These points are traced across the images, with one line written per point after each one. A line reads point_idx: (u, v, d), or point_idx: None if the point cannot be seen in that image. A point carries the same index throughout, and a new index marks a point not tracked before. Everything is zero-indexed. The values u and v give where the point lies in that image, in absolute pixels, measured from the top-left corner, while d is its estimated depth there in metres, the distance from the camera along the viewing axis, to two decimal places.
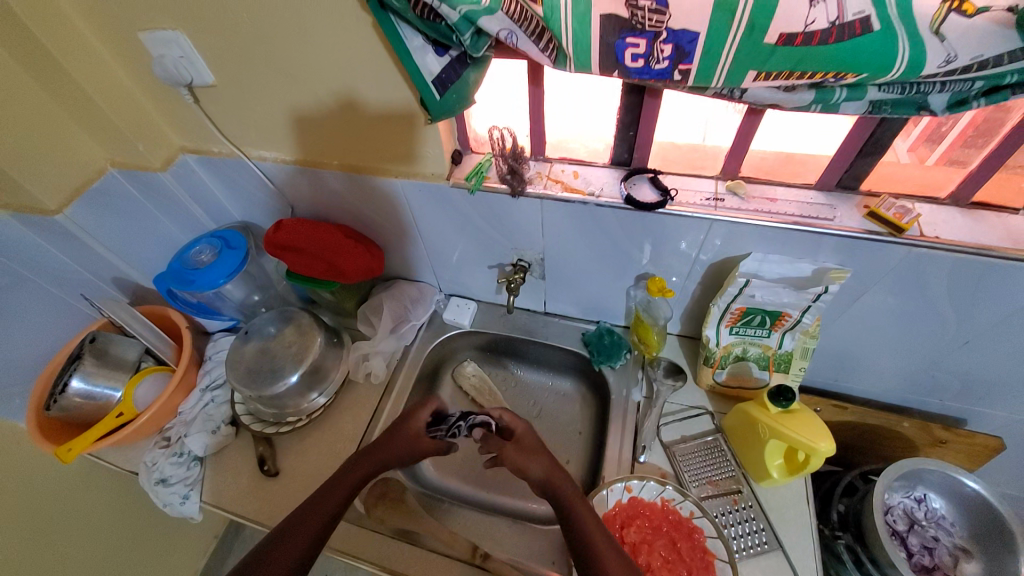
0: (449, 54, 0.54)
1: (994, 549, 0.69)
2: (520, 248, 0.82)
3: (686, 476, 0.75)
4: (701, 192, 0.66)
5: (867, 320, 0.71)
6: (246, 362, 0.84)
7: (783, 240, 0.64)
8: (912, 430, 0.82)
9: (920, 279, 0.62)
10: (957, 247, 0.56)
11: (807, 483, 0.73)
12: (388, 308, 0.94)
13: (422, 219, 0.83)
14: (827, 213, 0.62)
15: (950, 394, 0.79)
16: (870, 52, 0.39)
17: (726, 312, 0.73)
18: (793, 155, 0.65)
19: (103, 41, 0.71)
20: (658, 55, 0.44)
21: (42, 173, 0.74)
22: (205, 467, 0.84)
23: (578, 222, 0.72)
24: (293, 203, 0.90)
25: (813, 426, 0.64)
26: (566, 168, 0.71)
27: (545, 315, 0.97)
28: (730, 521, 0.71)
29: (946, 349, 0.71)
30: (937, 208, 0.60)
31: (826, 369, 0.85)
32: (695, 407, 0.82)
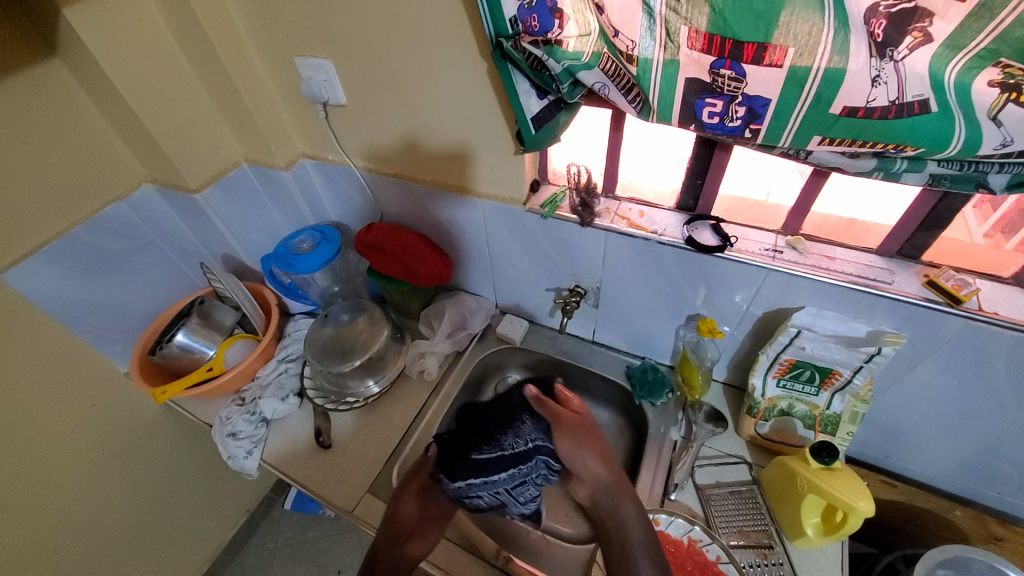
0: (547, 98, 0.62)
1: None
2: (578, 275, 0.88)
3: (717, 520, 0.75)
4: (761, 242, 0.70)
5: (919, 394, 0.70)
6: (321, 341, 0.94)
7: (839, 299, 0.66)
8: (965, 521, 0.79)
9: (977, 357, 0.62)
10: (1017, 327, 0.56)
11: (844, 549, 0.71)
12: (450, 313, 1.03)
13: (495, 240, 0.92)
14: (885, 277, 0.64)
15: (1010, 489, 0.75)
16: (926, 130, 0.44)
17: (774, 362, 0.74)
18: (855, 221, 0.68)
19: (265, 63, 0.89)
20: (732, 115, 0.51)
21: (191, 159, 0.90)
22: (270, 429, 0.94)
23: (638, 256, 0.77)
24: (383, 210, 1.03)
25: (854, 486, 0.63)
26: (633, 208, 0.78)
27: (592, 344, 1.02)
28: (758, 575, 0.69)
29: (1006, 437, 0.68)
30: (999, 286, 0.60)
31: (877, 443, 0.83)
32: (732, 455, 0.83)
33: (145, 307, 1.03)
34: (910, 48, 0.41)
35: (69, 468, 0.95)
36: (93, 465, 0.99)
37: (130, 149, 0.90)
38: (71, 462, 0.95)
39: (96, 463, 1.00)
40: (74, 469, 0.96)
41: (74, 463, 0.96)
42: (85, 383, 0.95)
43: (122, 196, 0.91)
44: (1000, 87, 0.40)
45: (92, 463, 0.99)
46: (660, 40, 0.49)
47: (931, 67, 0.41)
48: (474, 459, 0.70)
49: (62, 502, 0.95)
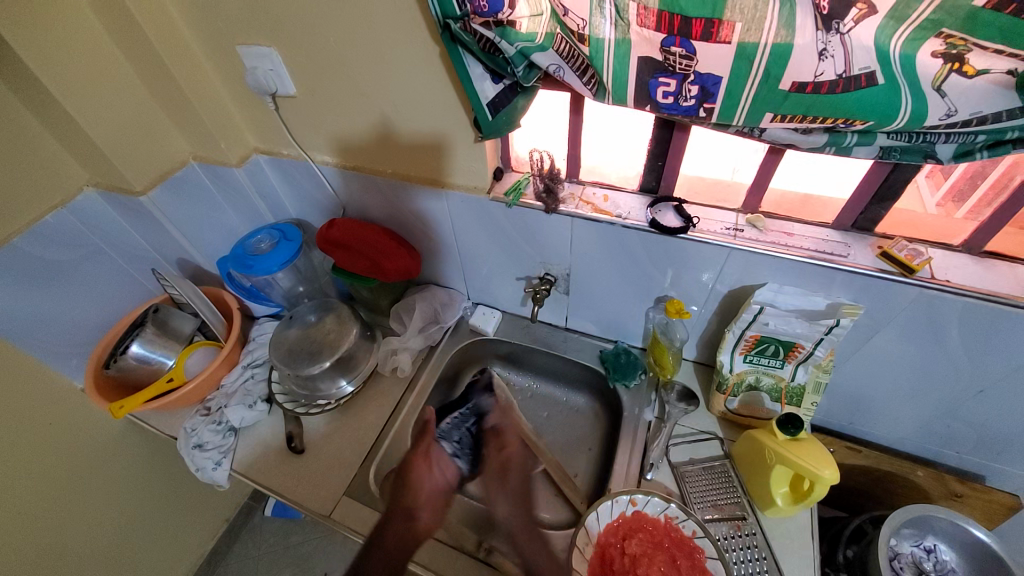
0: (503, 82, 0.61)
1: None
2: (547, 262, 0.87)
3: (691, 496, 0.76)
4: (722, 222, 0.70)
5: (878, 362, 0.73)
6: (288, 344, 0.91)
7: (799, 273, 0.67)
8: (926, 479, 0.83)
9: (931, 323, 0.64)
10: (964, 292, 0.59)
11: (812, 515, 0.73)
12: (419, 308, 1.00)
13: (462, 232, 0.90)
14: (842, 250, 0.65)
15: (966, 447, 0.79)
16: (874, 103, 0.45)
17: (741, 339, 0.75)
18: (811, 197, 0.69)
19: (206, 54, 0.83)
20: (686, 94, 0.51)
21: (135, 160, 0.85)
22: (239, 438, 0.91)
23: (605, 242, 0.77)
24: (345, 204, 0.99)
25: (817, 453, 0.65)
26: (597, 191, 0.77)
27: (565, 331, 1.02)
28: (732, 546, 0.71)
29: (959, 397, 0.72)
30: (950, 255, 0.62)
31: (840, 411, 0.86)
32: (705, 432, 0.84)
33: (98, 319, 0.97)
34: (855, 20, 0.41)
35: (29, 493, 0.90)
36: (54, 489, 0.94)
37: (67, 151, 0.83)
38: (30, 487, 0.90)
39: (57, 487, 0.95)
40: (34, 494, 0.91)
41: (34, 488, 0.91)
42: (38, 403, 0.90)
43: (64, 202, 0.85)
44: (944, 57, 0.41)
45: (52, 487, 0.94)
46: (612, 18, 0.48)
47: (876, 40, 0.41)
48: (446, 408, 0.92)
49: (22, 531, 0.90)
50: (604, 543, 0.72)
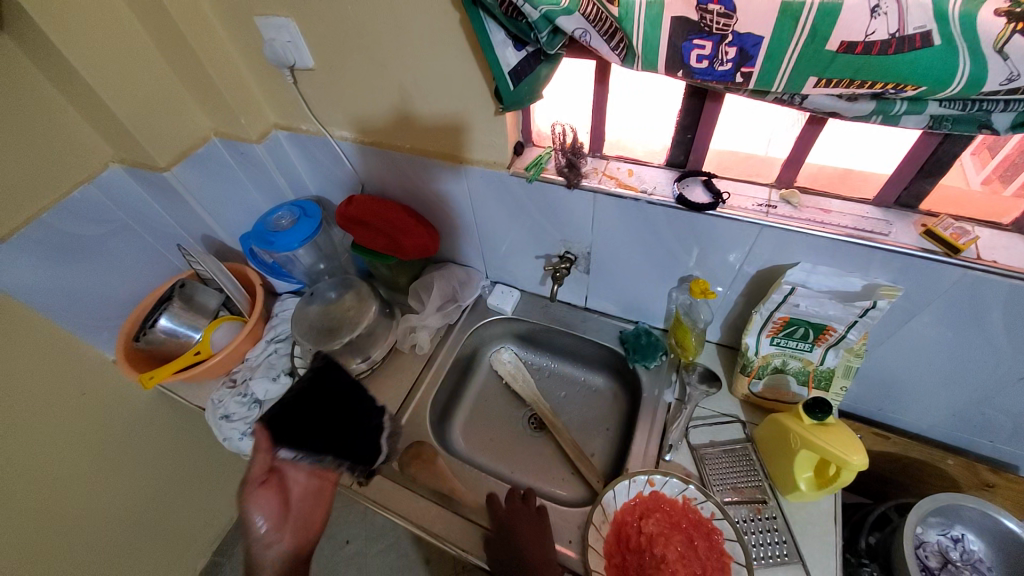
0: (526, 49, 0.58)
1: None
2: (568, 240, 0.85)
3: (711, 478, 0.75)
4: (753, 198, 0.67)
5: (914, 347, 0.70)
6: (309, 320, 0.92)
7: (834, 253, 0.64)
8: (957, 469, 0.80)
9: (974, 307, 0.61)
10: (1014, 274, 0.55)
11: (835, 501, 0.72)
12: (437, 286, 1.00)
13: (481, 209, 0.89)
14: (882, 228, 0.61)
15: (1002, 437, 0.76)
16: (929, 66, 0.41)
17: (768, 321, 0.72)
18: (850, 171, 0.65)
19: (225, 27, 0.82)
20: (722, 57, 0.47)
21: (157, 136, 0.85)
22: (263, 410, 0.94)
23: (628, 219, 0.75)
24: (364, 181, 0.98)
25: (845, 438, 0.63)
26: (622, 166, 0.75)
27: (584, 311, 1.00)
28: (751, 529, 0.70)
29: (999, 385, 0.68)
30: (998, 234, 0.58)
31: (869, 398, 0.83)
32: (727, 415, 0.82)
33: (126, 293, 1.00)
34: None
35: (67, 456, 0.95)
36: (89, 453, 0.99)
37: (91, 127, 0.84)
38: (67, 451, 0.95)
39: (93, 451, 0.99)
40: (71, 457, 0.96)
41: (71, 451, 0.95)
42: (75, 372, 0.94)
43: (90, 177, 0.86)
44: (1007, 16, 0.37)
45: (88, 451, 0.99)
46: None
47: None
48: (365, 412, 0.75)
49: (63, 490, 0.96)
50: (620, 521, 0.73)
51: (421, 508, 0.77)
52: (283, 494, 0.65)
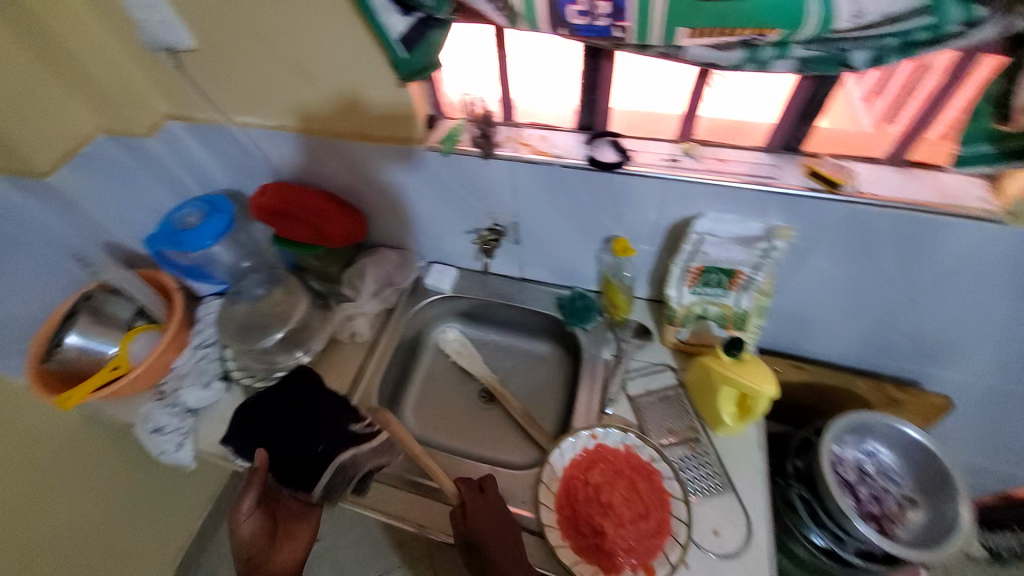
0: (413, 14, 0.57)
1: (938, 497, 0.75)
2: (494, 212, 0.85)
3: (649, 425, 0.79)
4: (659, 153, 0.69)
5: (818, 282, 0.75)
6: (236, 320, 0.89)
7: (737, 200, 0.67)
8: (865, 388, 0.89)
9: (861, 238, 0.66)
10: (887, 203, 0.61)
11: (760, 430, 0.77)
12: (370, 271, 0.95)
13: (401, 188, 0.86)
14: (773, 173, 0.65)
15: (900, 355, 0.84)
16: (785, 9, 0.43)
17: (686, 271, 0.76)
18: (742, 124, 0.68)
19: (90, 10, 0.75)
20: (597, 12, 0.48)
21: (31, 136, 0.77)
22: (199, 419, 0.89)
23: (547, 185, 0.75)
24: (277, 170, 0.93)
25: (760, 371, 0.69)
26: (534, 132, 0.74)
27: (522, 281, 0.99)
28: (687, 466, 0.75)
29: (891, 308, 0.75)
30: (875, 168, 0.63)
31: (783, 333, 0.89)
32: (660, 364, 0.86)
33: None
34: None
35: None
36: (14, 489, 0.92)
37: None
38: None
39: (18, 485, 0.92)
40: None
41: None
42: None
43: None
44: None
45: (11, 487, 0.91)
46: None
47: None
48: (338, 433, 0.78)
49: None
50: (570, 477, 0.74)
51: (425, 511, 0.75)
52: (251, 543, 0.76)
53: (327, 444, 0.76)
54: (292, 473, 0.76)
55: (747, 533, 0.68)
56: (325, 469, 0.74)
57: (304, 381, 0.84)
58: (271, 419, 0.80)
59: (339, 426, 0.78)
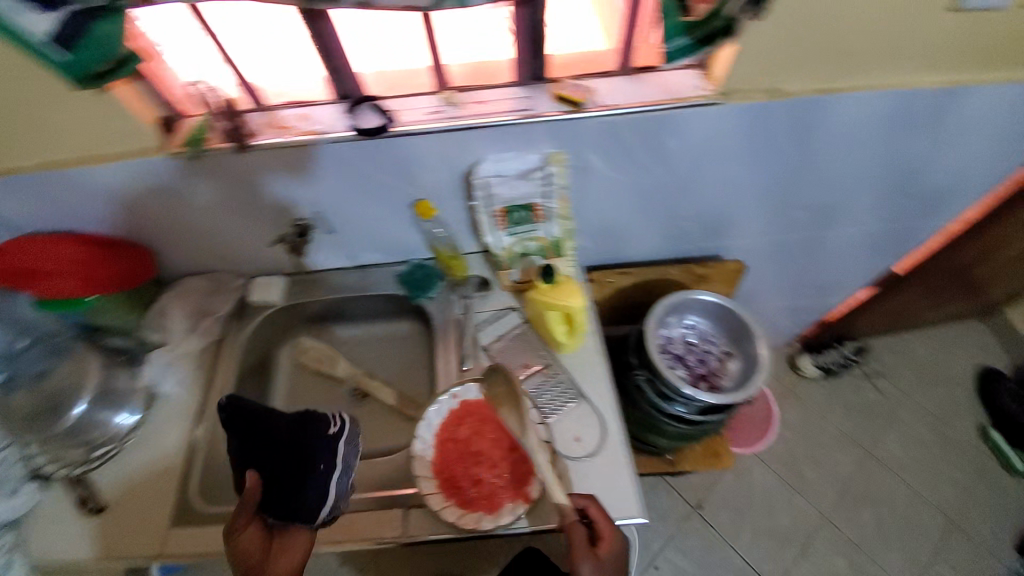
0: (57, 9, 0.49)
1: (744, 343, 0.89)
2: (289, 207, 0.79)
3: (504, 367, 0.81)
4: (421, 107, 0.68)
5: (607, 194, 0.82)
6: (19, 411, 0.75)
7: (507, 137, 0.69)
8: (680, 273, 1.02)
9: (619, 145, 0.73)
10: (625, 110, 0.67)
11: (597, 339, 0.84)
12: (177, 306, 0.87)
13: (179, 206, 0.77)
14: (527, 105, 0.68)
15: (694, 236, 0.98)
16: None
17: (492, 217, 0.79)
18: (485, 63, 0.69)
19: None
20: None
21: None
22: (16, 533, 0.73)
23: (325, 165, 0.72)
24: (11, 224, 0.77)
25: (570, 287, 0.76)
26: (290, 112, 0.69)
27: (360, 269, 0.94)
28: (542, 392, 0.79)
29: (671, 197, 0.86)
30: (610, 81, 0.69)
31: (605, 247, 0.97)
32: (503, 308, 0.87)
33: None
34: None
35: None
36: None
37: None
38: None
39: None
40: None
41: None
42: None
43: None
44: None
45: None
46: None
47: None
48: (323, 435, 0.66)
49: None
50: (440, 443, 0.72)
51: (368, 522, 0.69)
52: (245, 556, 0.61)
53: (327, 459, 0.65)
54: (278, 500, 0.63)
55: (602, 432, 0.75)
56: (323, 487, 0.64)
57: (275, 435, 0.66)
58: (257, 437, 0.66)
59: (317, 434, 0.66)
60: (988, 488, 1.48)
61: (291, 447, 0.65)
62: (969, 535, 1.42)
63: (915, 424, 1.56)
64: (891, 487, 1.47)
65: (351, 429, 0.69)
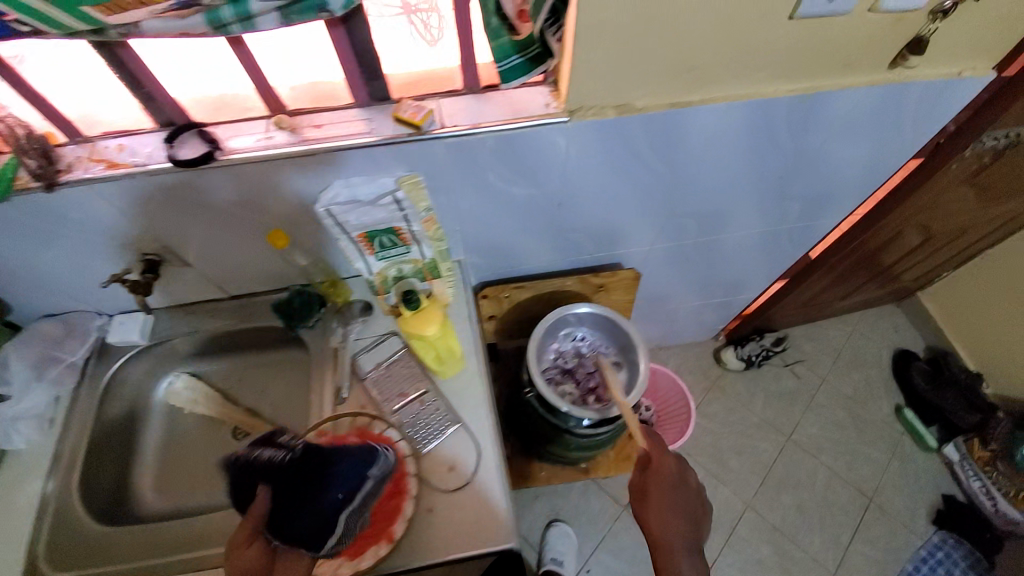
0: None
1: (631, 356, 0.89)
2: (129, 241, 0.74)
3: (380, 398, 0.78)
4: (250, 133, 0.64)
5: (478, 212, 0.81)
6: None
7: (349, 161, 0.66)
8: (577, 284, 1.02)
9: (476, 165, 0.71)
10: (469, 130, 0.64)
11: (479, 361, 0.82)
12: (20, 355, 0.79)
13: (6, 247, 0.71)
14: (364, 127, 0.64)
15: (586, 248, 0.97)
16: None
17: (354, 242, 0.73)
18: (319, 84, 0.64)
19: None
20: None
21: None
22: None
23: (155, 197, 0.67)
24: None
25: (433, 316, 0.72)
26: (110, 142, 0.64)
27: (233, 300, 0.90)
28: (417, 422, 0.76)
29: (550, 212, 0.84)
30: (457, 100, 0.66)
31: (496, 264, 0.95)
32: (384, 334, 0.84)
33: None
34: None
35: None
36: None
37: None
38: None
39: None
40: None
41: None
42: None
43: None
44: None
45: None
46: None
47: None
48: (353, 466, 0.60)
49: None
50: None
51: None
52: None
53: (344, 493, 0.58)
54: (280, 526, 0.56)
55: (477, 459, 0.73)
56: (333, 523, 0.57)
57: (303, 448, 0.60)
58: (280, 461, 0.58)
59: (353, 465, 0.60)
60: (903, 465, 1.52)
61: (307, 476, 0.58)
62: (884, 510, 1.46)
63: (834, 407, 1.61)
64: (811, 471, 1.51)
65: (381, 472, 0.64)
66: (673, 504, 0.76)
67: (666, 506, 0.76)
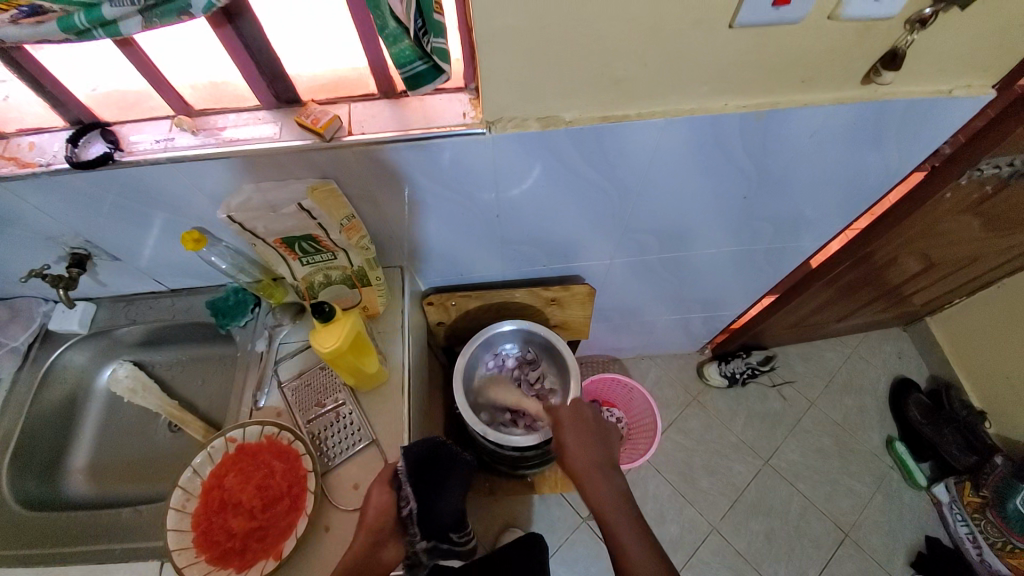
0: None
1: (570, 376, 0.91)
2: (55, 237, 0.74)
3: (297, 406, 0.76)
4: (153, 134, 0.62)
5: (407, 221, 0.78)
6: None
7: (256, 166, 0.64)
8: (525, 295, 0.98)
9: (393, 175, 0.67)
10: (378, 138, 0.61)
11: (405, 373, 0.79)
12: None
13: None
14: (268, 131, 0.62)
15: (535, 261, 0.92)
16: None
17: (272, 248, 0.68)
18: (218, 83, 0.62)
19: None
20: None
21: None
22: None
23: (68, 195, 0.66)
24: None
25: (341, 332, 0.68)
26: (23, 139, 0.63)
27: (173, 294, 0.90)
28: (330, 432, 0.75)
29: (488, 224, 0.80)
30: (370, 105, 0.64)
31: (439, 271, 0.92)
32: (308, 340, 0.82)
33: None
34: None
35: None
36: None
37: None
38: None
39: None
40: None
41: None
42: None
43: None
44: None
45: None
46: None
47: None
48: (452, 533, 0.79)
49: None
50: (206, 491, 0.69)
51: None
52: (380, 510, 0.64)
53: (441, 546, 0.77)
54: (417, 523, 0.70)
55: None
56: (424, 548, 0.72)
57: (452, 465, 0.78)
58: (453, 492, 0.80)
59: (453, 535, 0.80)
60: (886, 500, 1.44)
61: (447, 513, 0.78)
62: (860, 546, 1.39)
63: (819, 433, 1.52)
64: (786, 498, 1.44)
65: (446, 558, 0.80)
66: (586, 439, 0.77)
67: (579, 435, 0.77)
